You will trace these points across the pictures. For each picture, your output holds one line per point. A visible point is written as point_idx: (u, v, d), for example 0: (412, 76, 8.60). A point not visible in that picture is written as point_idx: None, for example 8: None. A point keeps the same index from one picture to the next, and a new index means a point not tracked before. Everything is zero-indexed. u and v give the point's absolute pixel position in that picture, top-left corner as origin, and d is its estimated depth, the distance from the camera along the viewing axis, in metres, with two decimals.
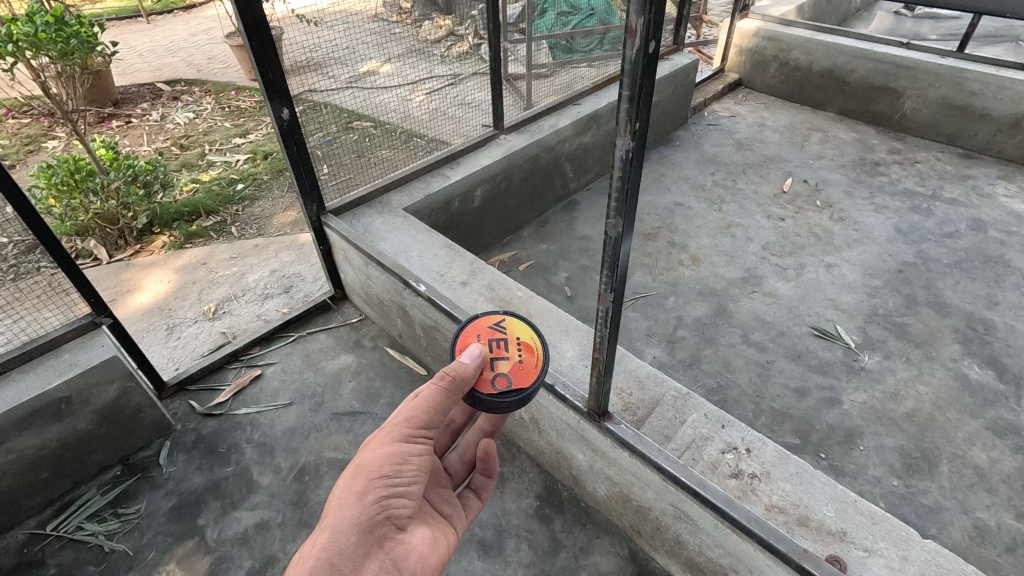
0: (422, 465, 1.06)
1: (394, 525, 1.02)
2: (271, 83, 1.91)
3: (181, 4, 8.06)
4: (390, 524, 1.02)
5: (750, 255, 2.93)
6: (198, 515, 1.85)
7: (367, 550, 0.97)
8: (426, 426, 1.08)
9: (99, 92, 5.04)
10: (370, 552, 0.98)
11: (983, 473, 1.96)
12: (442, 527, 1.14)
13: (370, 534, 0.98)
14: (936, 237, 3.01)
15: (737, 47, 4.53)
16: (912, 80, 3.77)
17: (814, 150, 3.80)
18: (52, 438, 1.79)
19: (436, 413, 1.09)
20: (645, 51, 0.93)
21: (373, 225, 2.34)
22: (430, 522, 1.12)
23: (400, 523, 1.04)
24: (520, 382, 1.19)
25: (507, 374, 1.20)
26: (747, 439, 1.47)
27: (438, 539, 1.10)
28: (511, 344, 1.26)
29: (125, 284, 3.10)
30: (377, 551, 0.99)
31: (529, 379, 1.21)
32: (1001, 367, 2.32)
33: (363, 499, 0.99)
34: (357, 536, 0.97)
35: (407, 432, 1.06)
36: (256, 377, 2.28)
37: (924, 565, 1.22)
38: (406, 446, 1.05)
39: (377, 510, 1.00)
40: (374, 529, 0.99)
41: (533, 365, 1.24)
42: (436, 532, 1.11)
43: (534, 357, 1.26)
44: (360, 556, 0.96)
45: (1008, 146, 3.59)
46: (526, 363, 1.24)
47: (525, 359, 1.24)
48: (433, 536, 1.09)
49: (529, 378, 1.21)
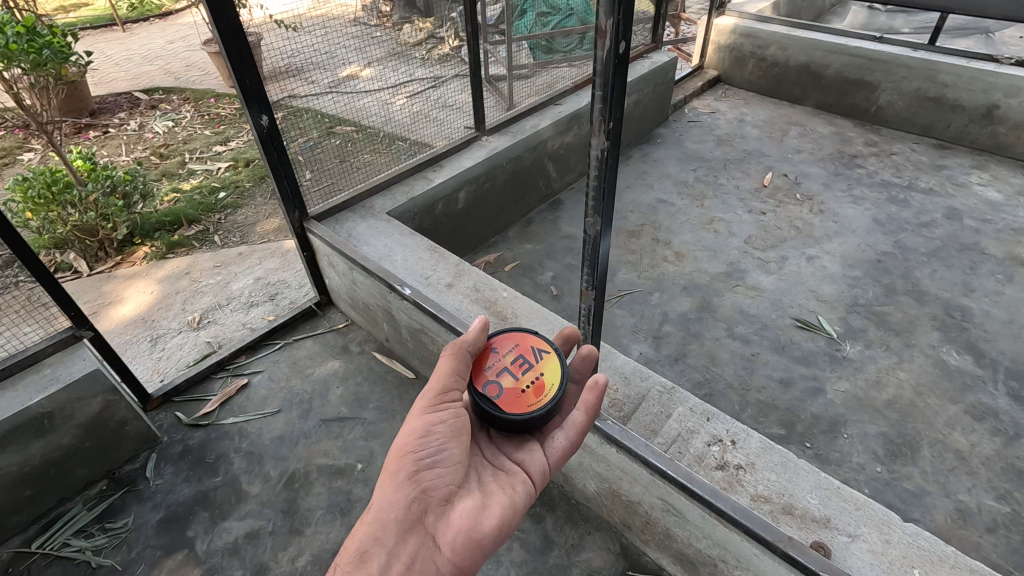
0: (445, 435, 1.17)
1: (433, 498, 1.14)
2: (248, 89, 1.90)
3: (157, 11, 7.97)
4: (429, 498, 1.13)
5: (733, 249, 2.97)
6: (188, 527, 1.84)
7: (408, 526, 1.10)
8: (445, 394, 1.18)
9: (74, 102, 4.98)
10: (412, 526, 1.10)
11: (963, 456, 2.00)
12: (499, 491, 1.21)
13: (410, 510, 1.11)
14: (913, 226, 3.07)
15: (715, 43, 4.58)
16: (886, 74, 3.84)
17: (793, 144, 3.85)
18: (35, 455, 1.77)
19: (449, 386, 1.19)
20: (615, 51, 0.98)
21: (357, 229, 2.34)
22: (483, 488, 1.20)
23: (439, 495, 1.15)
24: (508, 407, 1.23)
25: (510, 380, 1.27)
26: (732, 431, 1.49)
27: (490, 505, 1.18)
28: (535, 368, 1.28)
29: (107, 296, 3.06)
30: (418, 526, 1.11)
31: (518, 409, 1.23)
32: (978, 352, 2.37)
33: (398, 478, 1.12)
34: (398, 513, 1.10)
35: (427, 405, 1.17)
36: (243, 386, 2.26)
37: (905, 548, 1.25)
38: (427, 419, 1.16)
39: (411, 487, 1.12)
40: (413, 505, 1.11)
41: (536, 399, 1.24)
42: (487, 498, 1.19)
43: (544, 395, 1.25)
44: (403, 531, 1.09)
45: (981, 136, 3.67)
46: (529, 392, 1.25)
47: (531, 390, 1.25)
48: (483, 502, 1.18)
49: (519, 408, 1.23)
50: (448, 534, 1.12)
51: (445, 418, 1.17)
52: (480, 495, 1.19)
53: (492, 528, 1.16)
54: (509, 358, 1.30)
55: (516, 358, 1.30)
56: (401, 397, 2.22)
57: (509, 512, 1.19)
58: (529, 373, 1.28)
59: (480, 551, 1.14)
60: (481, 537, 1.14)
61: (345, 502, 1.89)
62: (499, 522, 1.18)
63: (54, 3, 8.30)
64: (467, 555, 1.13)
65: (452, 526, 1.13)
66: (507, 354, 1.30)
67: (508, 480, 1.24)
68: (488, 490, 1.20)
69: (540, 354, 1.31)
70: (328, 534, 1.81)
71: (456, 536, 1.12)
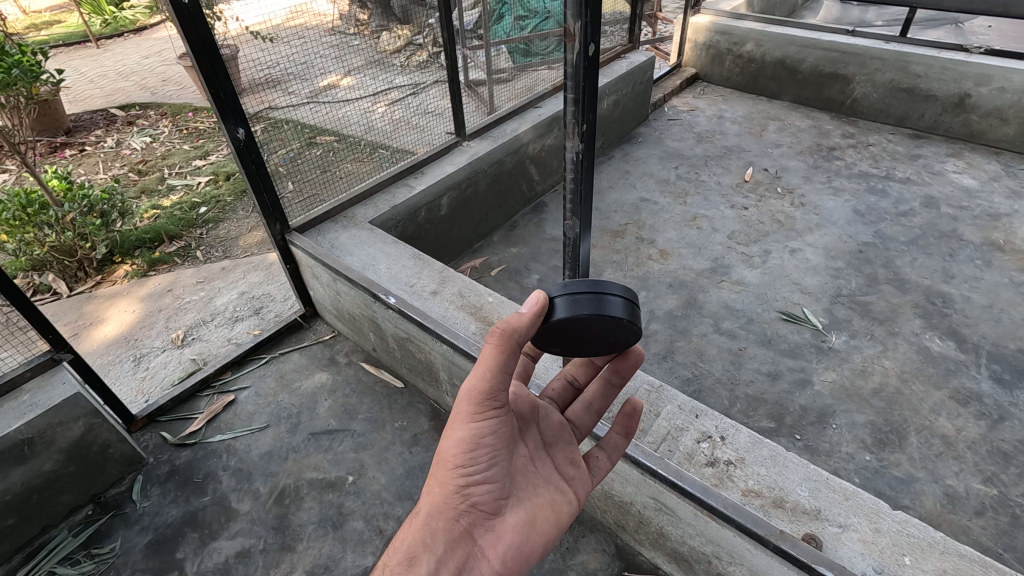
0: (494, 449, 1.05)
1: (480, 510, 1.07)
2: (223, 102, 1.87)
3: (132, 26, 7.91)
4: (476, 510, 1.06)
5: (716, 245, 2.99)
6: (177, 549, 1.81)
7: (456, 536, 1.04)
8: (491, 396, 1.00)
9: (49, 121, 4.91)
10: (459, 537, 1.04)
11: (950, 441, 2.02)
12: (548, 502, 1.15)
13: (456, 520, 1.04)
14: (892, 216, 3.11)
15: (691, 42, 4.62)
16: (860, 67, 3.90)
17: (772, 139, 3.89)
18: (16, 482, 1.73)
19: (499, 395, 1.01)
20: (585, 53, 1.00)
21: (340, 240, 2.32)
22: (530, 498, 1.13)
23: (486, 507, 1.07)
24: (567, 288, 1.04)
25: None
26: (720, 427, 1.50)
27: (539, 517, 1.13)
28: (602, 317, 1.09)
29: (89, 316, 3.01)
30: (466, 537, 1.05)
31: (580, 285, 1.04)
32: (960, 337, 2.40)
33: (445, 489, 1.03)
34: (445, 522, 1.03)
35: (475, 415, 1.01)
36: (229, 402, 2.23)
37: (895, 536, 1.25)
38: (474, 430, 1.02)
39: (458, 497, 1.04)
40: (458, 516, 1.04)
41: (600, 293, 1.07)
42: (535, 508, 1.13)
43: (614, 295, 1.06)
44: (449, 540, 1.03)
45: (954, 125, 3.73)
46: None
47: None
48: (529, 517, 1.11)
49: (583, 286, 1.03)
50: (496, 545, 1.07)
51: (495, 430, 1.04)
52: (526, 505, 1.12)
53: (541, 539, 1.11)
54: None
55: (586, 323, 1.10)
56: (391, 407, 2.21)
57: (555, 522, 1.14)
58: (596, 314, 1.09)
59: (530, 562, 1.10)
60: (530, 548, 1.10)
61: (337, 516, 1.87)
62: (546, 532, 1.13)
63: (25, 21, 8.18)
64: (514, 565, 1.09)
65: (501, 536, 1.08)
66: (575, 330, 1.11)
67: (556, 490, 1.17)
68: (536, 501, 1.14)
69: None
70: (320, 549, 1.79)
71: (504, 547, 1.07)
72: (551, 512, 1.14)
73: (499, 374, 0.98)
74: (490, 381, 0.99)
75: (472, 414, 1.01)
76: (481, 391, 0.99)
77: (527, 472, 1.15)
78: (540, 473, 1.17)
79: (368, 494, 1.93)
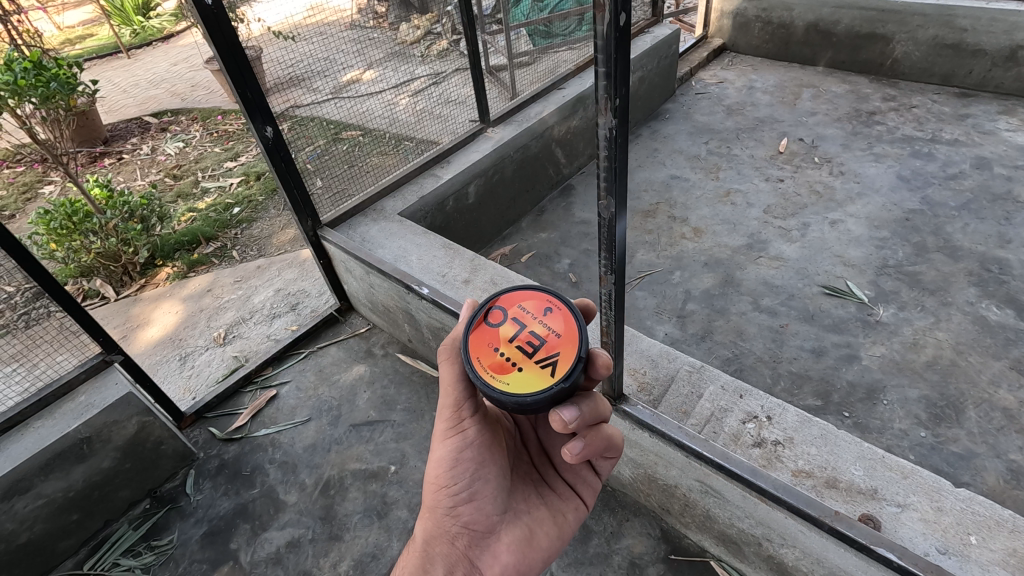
0: (476, 463, 1.04)
1: (475, 530, 1.06)
2: (250, 101, 1.87)
3: (159, 35, 8.09)
4: (470, 531, 1.05)
5: (752, 220, 2.89)
6: (230, 540, 1.87)
7: (455, 560, 1.03)
8: (457, 407, 1.02)
9: (87, 132, 5.08)
10: (457, 561, 1.03)
11: (1012, 414, 1.92)
12: (545, 514, 1.12)
13: (452, 543, 1.04)
14: (941, 179, 2.96)
15: (718, 11, 4.48)
16: (899, 25, 3.70)
17: (806, 107, 3.73)
18: (78, 479, 1.80)
19: (467, 404, 1.02)
20: (615, 24, 0.95)
21: (370, 233, 2.33)
22: (528, 512, 1.11)
23: (480, 526, 1.06)
24: (475, 337, 0.97)
25: (488, 327, 0.97)
26: (767, 407, 1.45)
27: (537, 532, 1.10)
28: (527, 358, 0.92)
29: (136, 319, 3.12)
30: (465, 561, 1.03)
31: (470, 346, 0.96)
32: (1019, 305, 2.27)
33: (436, 512, 1.05)
34: (442, 546, 1.03)
35: (453, 426, 1.02)
36: (271, 397, 2.28)
37: (959, 515, 1.19)
38: (451, 445, 1.02)
39: (450, 518, 1.04)
40: (453, 539, 1.04)
41: (487, 367, 0.93)
42: (532, 523, 1.10)
43: (493, 376, 0.92)
44: (448, 564, 1.02)
45: (1006, 80, 3.51)
46: (494, 358, 0.93)
47: (495, 360, 0.93)
48: (528, 532, 1.09)
49: (472, 347, 0.96)
50: (494, 566, 1.05)
51: (474, 442, 1.03)
52: (524, 520, 1.10)
53: (540, 555, 1.09)
54: (534, 327, 0.94)
55: (527, 342, 0.93)
56: (428, 397, 2.22)
57: (557, 534, 1.12)
58: (520, 352, 0.93)
59: None
60: (529, 565, 1.07)
61: (381, 506, 1.90)
62: (548, 545, 1.10)
63: (59, 37, 8.46)
64: None
65: (498, 556, 1.05)
66: (540, 323, 0.95)
67: (554, 497, 1.15)
68: (533, 514, 1.11)
69: (547, 362, 0.91)
70: (367, 538, 1.82)
71: (502, 567, 1.05)
72: (550, 526, 1.11)
73: (460, 385, 1.01)
74: (452, 392, 1.02)
75: (448, 428, 1.02)
76: (450, 404, 1.02)
77: (524, 485, 1.14)
78: (537, 482, 1.15)
79: (410, 484, 1.95)
